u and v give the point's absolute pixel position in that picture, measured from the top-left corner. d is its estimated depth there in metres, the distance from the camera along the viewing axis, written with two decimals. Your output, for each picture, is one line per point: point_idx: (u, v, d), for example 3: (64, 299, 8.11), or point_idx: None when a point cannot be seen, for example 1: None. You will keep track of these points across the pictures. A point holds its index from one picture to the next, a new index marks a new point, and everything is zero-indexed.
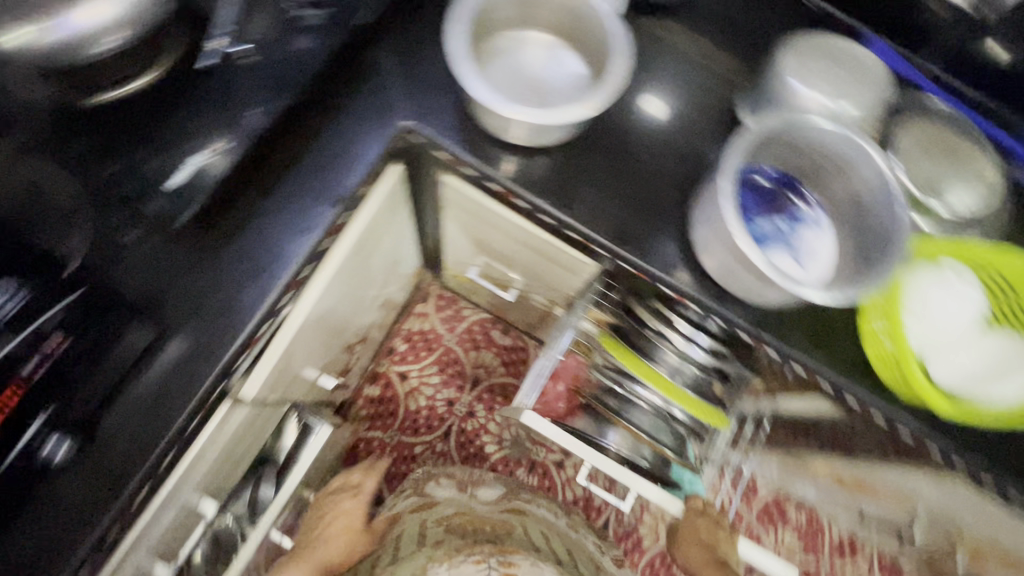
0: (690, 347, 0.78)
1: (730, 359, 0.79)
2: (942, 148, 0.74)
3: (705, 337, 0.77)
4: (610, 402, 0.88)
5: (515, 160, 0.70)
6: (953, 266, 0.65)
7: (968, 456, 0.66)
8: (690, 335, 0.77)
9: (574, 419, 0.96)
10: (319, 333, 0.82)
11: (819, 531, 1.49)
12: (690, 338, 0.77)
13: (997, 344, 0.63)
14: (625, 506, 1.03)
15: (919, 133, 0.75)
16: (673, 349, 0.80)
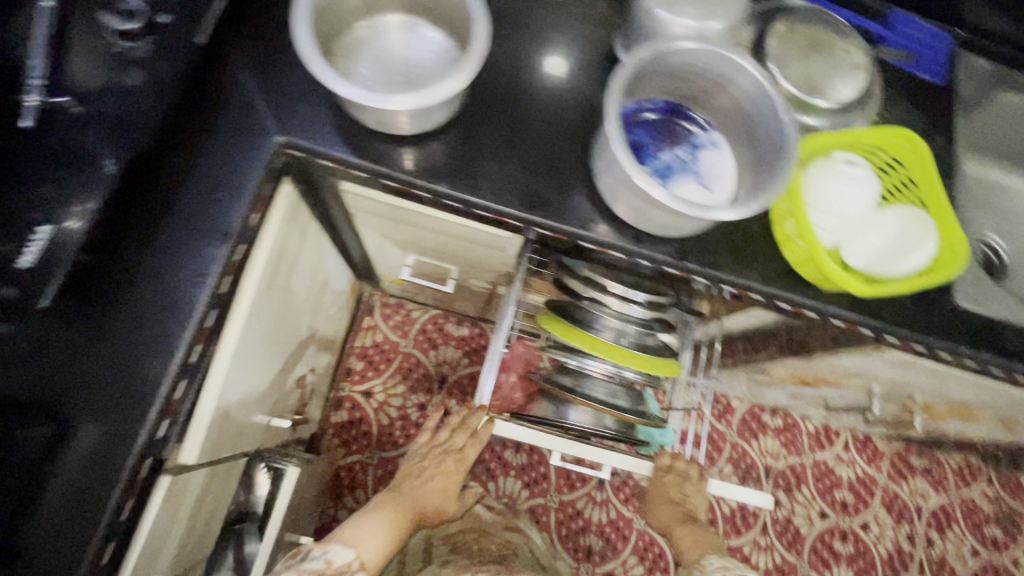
0: (629, 307, 0.77)
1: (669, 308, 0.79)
2: (809, 43, 0.78)
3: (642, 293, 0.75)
4: (564, 380, 0.84)
5: (406, 151, 0.67)
6: (844, 155, 0.68)
7: (898, 326, 0.70)
8: (624, 295, 0.76)
9: (533, 404, 0.90)
10: (254, 379, 0.78)
11: (798, 430, 1.56)
12: (627, 298, 0.76)
13: (894, 217, 0.66)
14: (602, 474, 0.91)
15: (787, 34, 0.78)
16: (610, 313, 0.78)
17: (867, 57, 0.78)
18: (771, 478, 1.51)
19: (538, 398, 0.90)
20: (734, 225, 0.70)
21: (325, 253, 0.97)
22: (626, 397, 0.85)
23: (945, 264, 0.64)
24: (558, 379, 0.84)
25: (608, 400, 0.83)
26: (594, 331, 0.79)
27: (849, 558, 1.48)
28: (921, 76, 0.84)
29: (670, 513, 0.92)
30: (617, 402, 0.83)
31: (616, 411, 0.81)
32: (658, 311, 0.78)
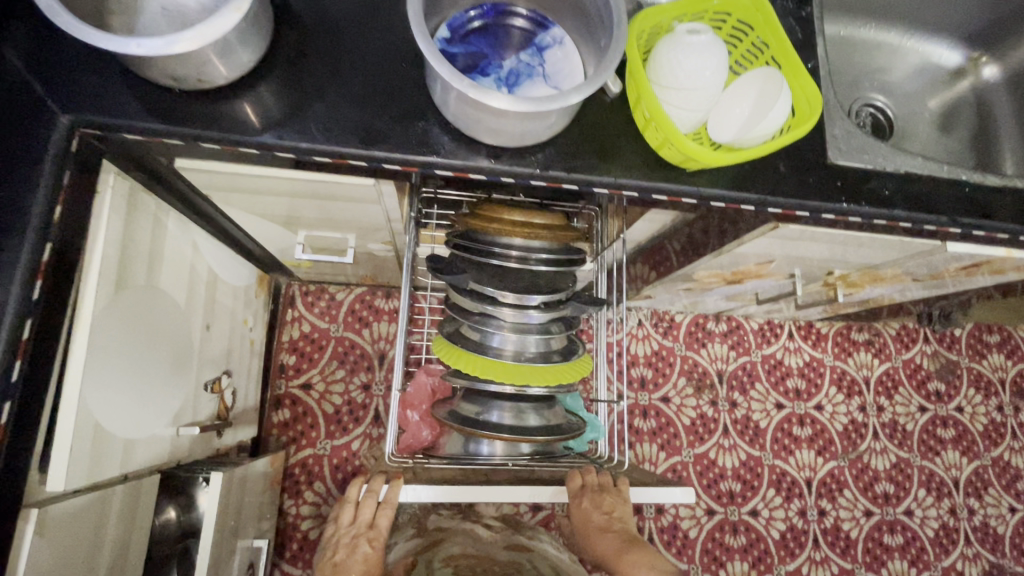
0: (524, 314, 0.79)
1: (565, 304, 0.81)
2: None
3: (536, 296, 0.77)
4: (467, 412, 0.81)
5: (224, 107, 0.61)
6: (689, 25, 0.64)
7: (777, 194, 0.69)
8: (517, 301, 0.78)
9: (444, 442, 0.86)
10: (133, 389, 0.72)
11: (743, 331, 1.58)
12: (520, 306, 0.79)
13: (742, 86, 0.65)
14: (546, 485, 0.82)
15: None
16: (505, 321, 0.80)
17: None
18: (725, 382, 1.54)
19: (446, 435, 0.87)
20: (595, 121, 0.67)
21: (198, 243, 0.89)
22: (536, 414, 0.82)
23: (801, 124, 0.63)
24: (461, 412, 0.81)
25: (515, 423, 0.80)
26: (491, 351, 0.79)
27: (808, 440, 1.54)
28: None
29: (611, 543, 0.83)
30: (527, 422, 0.80)
31: (525, 436, 0.78)
32: (551, 315, 0.80)
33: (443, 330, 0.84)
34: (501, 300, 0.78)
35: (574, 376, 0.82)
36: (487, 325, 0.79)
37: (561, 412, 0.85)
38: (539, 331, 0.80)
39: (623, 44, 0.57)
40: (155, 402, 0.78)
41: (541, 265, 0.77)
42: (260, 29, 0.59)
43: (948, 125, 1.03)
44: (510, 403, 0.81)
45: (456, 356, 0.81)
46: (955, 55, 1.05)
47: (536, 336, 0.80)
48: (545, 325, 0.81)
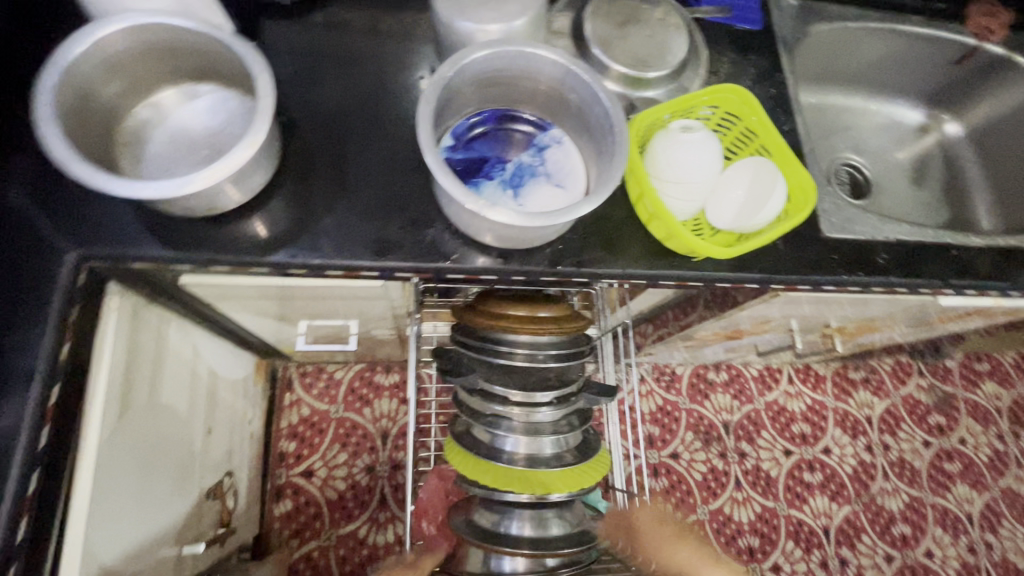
0: (536, 412, 0.81)
1: (576, 398, 0.84)
2: (620, 21, 0.77)
3: (546, 393, 0.80)
4: (485, 523, 0.80)
5: (235, 227, 0.61)
6: (682, 121, 0.67)
7: (778, 272, 0.71)
8: (529, 400, 0.80)
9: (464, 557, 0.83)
10: (135, 516, 0.69)
11: (743, 379, 1.59)
12: (531, 404, 0.81)
13: (738, 171, 0.67)
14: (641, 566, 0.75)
15: (598, 12, 0.77)
16: (517, 420, 0.81)
17: (668, 16, 0.79)
18: (732, 432, 1.53)
19: (463, 548, 0.83)
20: (600, 213, 0.69)
21: (198, 346, 0.88)
22: (559, 520, 0.80)
23: (799, 210, 0.65)
24: (480, 524, 0.80)
25: (536, 534, 0.78)
26: (505, 457, 0.80)
27: (820, 486, 1.52)
28: (740, 27, 0.87)
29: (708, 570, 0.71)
30: (549, 532, 0.79)
31: (548, 550, 0.76)
32: (563, 410, 0.83)
33: (454, 431, 0.85)
34: (512, 401, 0.80)
35: (594, 476, 0.82)
36: (499, 428, 0.80)
37: (581, 510, 0.84)
38: (553, 431, 0.82)
39: (626, 151, 0.59)
40: (158, 525, 0.74)
41: (550, 360, 0.81)
42: (266, 153, 0.60)
43: (920, 178, 1.09)
44: (530, 512, 0.79)
45: (470, 464, 0.81)
46: (916, 113, 1.11)
47: (551, 436, 0.81)
48: (557, 422, 0.83)
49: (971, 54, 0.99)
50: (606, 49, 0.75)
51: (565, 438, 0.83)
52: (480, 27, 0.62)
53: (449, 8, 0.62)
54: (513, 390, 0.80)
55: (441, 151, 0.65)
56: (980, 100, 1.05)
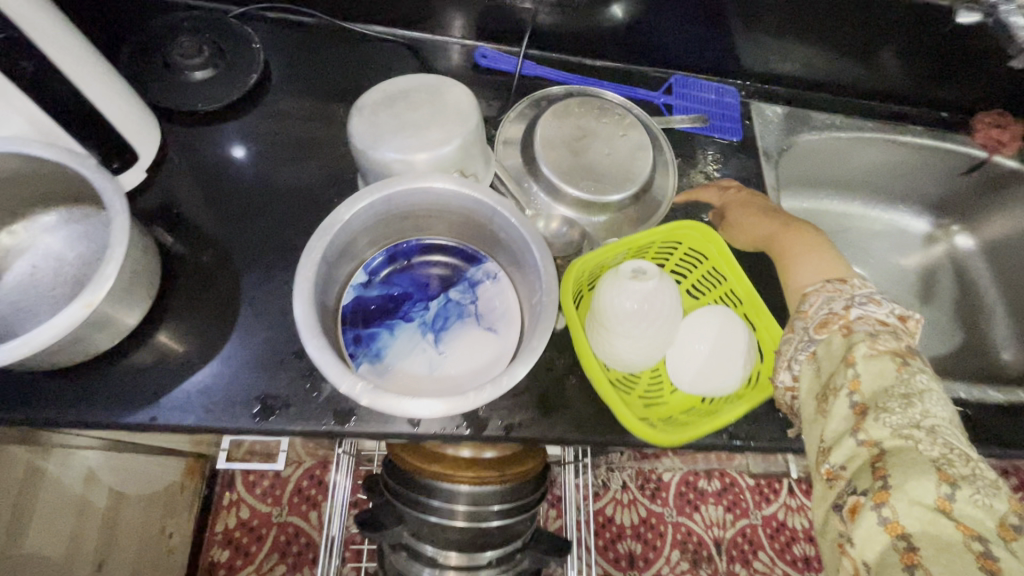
0: (474, 571, 0.74)
1: (519, 551, 0.76)
2: (576, 135, 0.68)
3: (486, 553, 0.73)
4: None
5: (93, 377, 0.52)
6: (635, 263, 0.57)
7: (751, 438, 0.59)
8: (466, 557, 0.73)
9: None
10: None
11: (739, 488, 1.41)
12: (469, 562, 0.74)
13: (697, 329, 0.57)
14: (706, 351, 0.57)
15: (551, 124, 0.68)
16: None
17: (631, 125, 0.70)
18: (724, 553, 1.34)
19: None
20: (538, 362, 0.58)
21: (93, 468, 0.78)
22: None
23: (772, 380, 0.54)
24: None
25: None
26: None
27: None
28: (717, 136, 0.78)
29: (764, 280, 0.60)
30: None
31: None
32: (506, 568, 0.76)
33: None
34: (446, 556, 0.74)
35: None
36: None
37: None
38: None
39: (555, 312, 0.50)
40: None
41: (493, 517, 0.71)
42: (134, 292, 0.51)
43: (929, 294, 0.97)
44: None
45: None
46: (921, 222, 1.00)
47: None
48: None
49: (978, 167, 0.90)
50: (559, 171, 0.66)
51: None
52: (399, 156, 0.54)
53: (364, 134, 0.54)
54: (451, 552, 0.73)
55: (351, 289, 0.56)
56: (994, 212, 0.94)
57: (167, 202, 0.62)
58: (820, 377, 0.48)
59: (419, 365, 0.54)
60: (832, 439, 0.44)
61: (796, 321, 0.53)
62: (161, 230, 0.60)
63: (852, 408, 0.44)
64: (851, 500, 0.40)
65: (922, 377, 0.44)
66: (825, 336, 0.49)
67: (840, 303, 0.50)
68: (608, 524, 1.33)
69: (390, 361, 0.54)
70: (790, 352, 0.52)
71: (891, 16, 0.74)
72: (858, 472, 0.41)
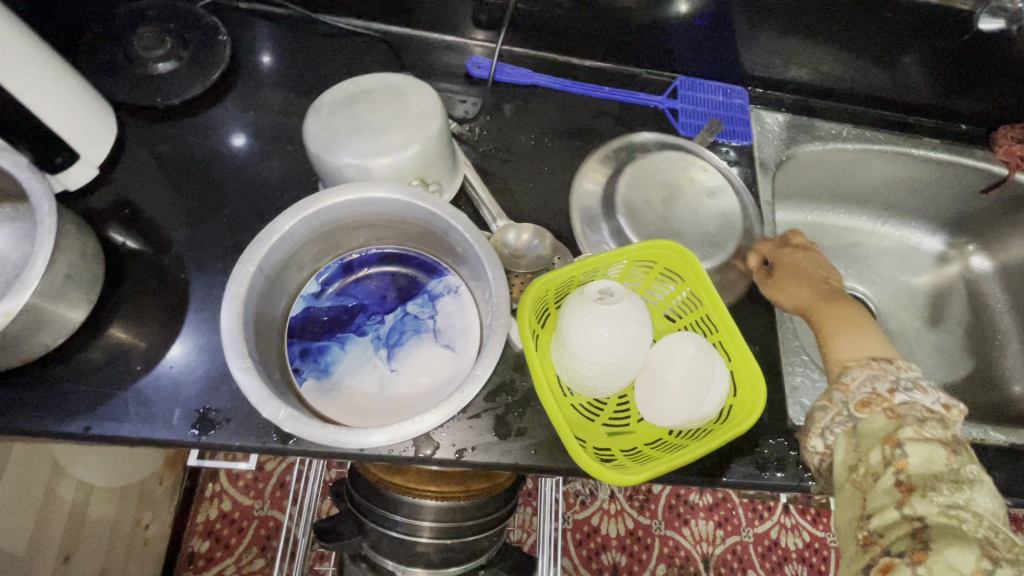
0: None
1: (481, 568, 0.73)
2: (660, 193, 0.68)
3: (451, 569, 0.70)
4: None
5: (30, 381, 0.50)
6: (602, 284, 0.53)
7: (724, 474, 0.55)
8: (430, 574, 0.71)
9: None
10: None
11: (731, 504, 1.36)
12: None
13: (668, 356, 0.53)
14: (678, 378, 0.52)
15: (635, 178, 0.68)
16: None
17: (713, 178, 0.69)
18: (712, 569, 1.29)
19: None
20: (495, 385, 0.55)
21: (61, 461, 0.78)
22: None
23: (747, 413, 0.50)
24: None
25: None
26: None
27: None
28: (730, 142, 0.74)
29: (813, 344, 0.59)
30: None
31: None
32: None
33: None
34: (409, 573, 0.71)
35: None
36: None
37: None
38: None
39: (506, 336, 0.47)
40: None
41: (457, 535, 0.68)
42: (69, 293, 0.50)
43: (939, 317, 0.91)
44: None
45: None
46: (934, 240, 0.93)
47: None
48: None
49: (997, 186, 0.83)
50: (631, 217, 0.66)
51: None
52: (355, 161, 0.51)
53: (319, 136, 0.52)
54: (416, 569, 0.70)
55: (301, 300, 0.54)
56: (1013, 233, 0.87)
57: (122, 198, 0.60)
58: (856, 450, 0.47)
59: (364, 385, 0.51)
60: (873, 506, 0.43)
61: (833, 391, 0.52)
62: (113, 229, 0.58)
63: (896, 485, 0.43)
64: (884, 559, 0.40)
65: (971, 469, 0.43)
66: (865, 415, 0.48)
67: (885, 384, 0.49)
68: (593, 535, 1.30)
69: (338, 378, 0.51)
70: (824, 420, 0.50)
71: (900, 22, 0.69)
72: (898, 539, 0.40)
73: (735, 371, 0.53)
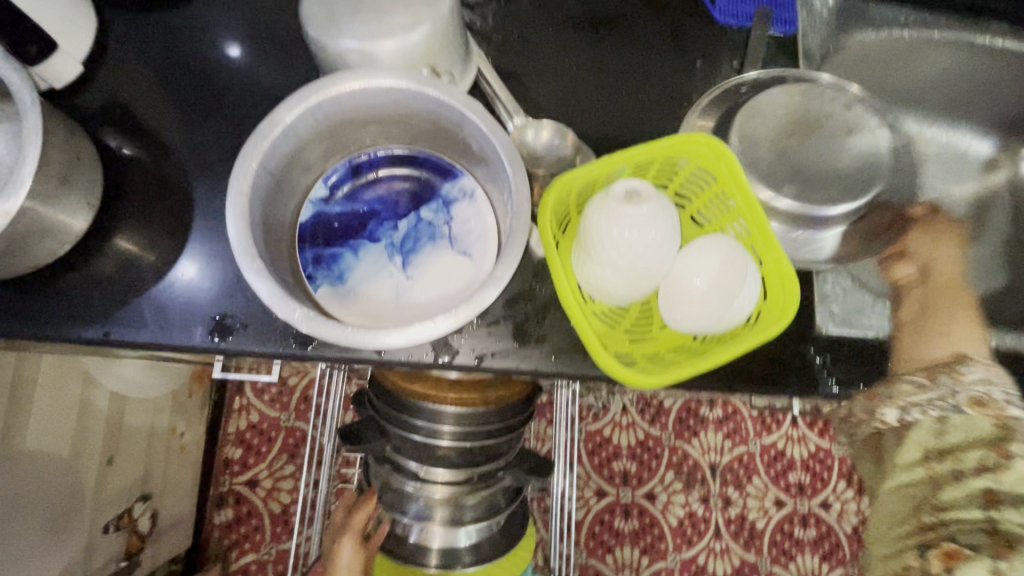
0: (458, 492, 0.72)
1: (501, 474, 0.74)
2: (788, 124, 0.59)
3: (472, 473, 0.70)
4: None
5: (43, 288, 0.50)
6: (629, 183, 0.49)
7: (745, 379, 0.55)
8: (451, 479, 0.71)
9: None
10: None
11: (741, 417, 1.39)
12: (455, 483, 0.72)
13: (696, 261, 0.50)
14: (707, 284, 0.49)
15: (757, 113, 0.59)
16: (440, 500, 0.73)
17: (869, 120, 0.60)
18: (718, 477, 1.35)
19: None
20: (514, 292, 0.54)
21: (91, 374, 0.80)
22: None
23: (779, 317, 0.48)
24: None
25: None
26: (421, 547, 0.75)
27: (812, 544, 1.33)
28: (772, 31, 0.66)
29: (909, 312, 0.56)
30: None
31: None
32: (486, 490, 0.74)
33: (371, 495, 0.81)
34: (430, 479, 0.72)
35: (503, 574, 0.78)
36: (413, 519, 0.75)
37: None
38: (475, 519, 0.75)
39: (526, 236, 0.44)
40: None
41: (479, 440, 0.70)
42: (67, 198, 0.48)
43: None
44: None
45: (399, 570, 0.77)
46: None
47: (471, 524, 0.74)
48: (483, 500, 0.75)
49: None
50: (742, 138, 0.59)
51: (488, 524, 0.77)
52: (358, 46, 0.46)
53: (317, 18, 0.46)
54: (438, 470, 0.70)
55: (310, 205, 0.51)
56: None
57: (112, 99, 0.56)
58: (941, 437, 0.46)
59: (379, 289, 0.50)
60: (948, 500, 0.45)
61: (941, 376, 0.49)
62: (106, 133, 0.55)
63: (984, 491, 0.44)
64: (947, 545, 0.43)
65: None
66: (973, 413, 0.46)
67: (998, 392, 0.47)
68: (605, 444, 1.35)
69: (352, 284, 0.50)
70: (911, 397, 0.49)
71: None
72: (968, 532, 0.43)
73: (770, 276, 0.50)
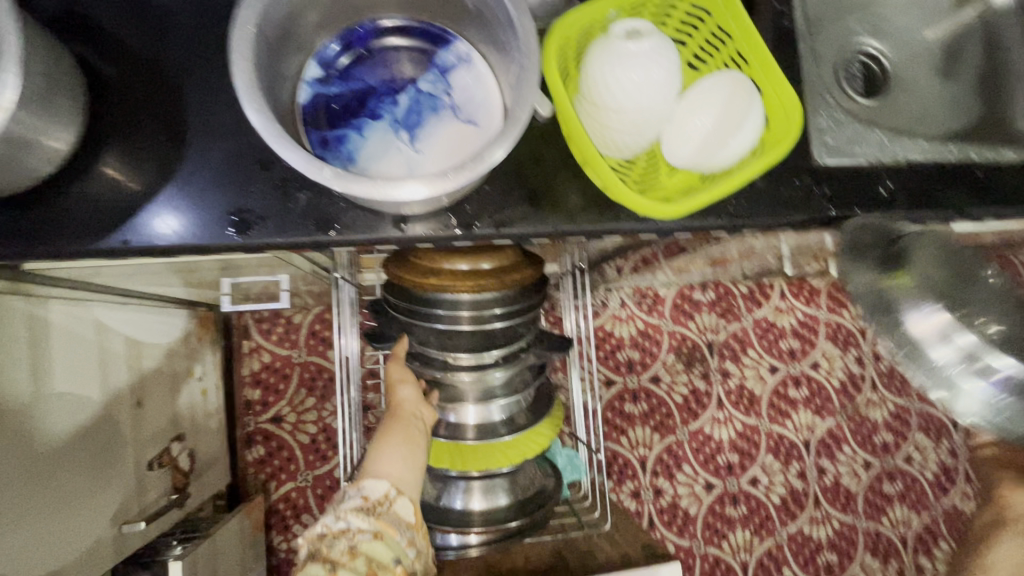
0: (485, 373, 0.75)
1: (523, 352, 0.76)
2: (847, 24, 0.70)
3: (494, 352, 0.72)
4: (427, 496, 0.84)
5: (48, 207, 0.49)
6: (629, 25, 0.50)
7: (751, 215, 0.57)
8: (478, 360, 0.73)
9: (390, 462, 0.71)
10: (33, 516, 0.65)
11: (732, 296, 1.45)
12: (479, 366, 0.74)
13: (698, 101, 0.52)
14: (710, 120, 0.51)
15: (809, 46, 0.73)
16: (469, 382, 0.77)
17: (1008, 280, 0.48)
18: (715, 353, 1.43)
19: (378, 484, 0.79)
20: (523, 159, 0.54)
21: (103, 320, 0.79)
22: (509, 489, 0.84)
23: (785, 137, 0.50)
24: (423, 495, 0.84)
25: (489, 507, 0.82)
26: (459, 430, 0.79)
27: (805, 401, 1.44)
28: None
29: None
30: (498, 500, 0.83)
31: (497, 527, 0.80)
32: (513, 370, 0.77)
33: None
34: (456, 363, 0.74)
35: (541, 442, 0.82)
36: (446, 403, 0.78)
37: (533, 471, 0.87)
38: (506, 393, 0.79)
39: (537, 79, 0.44)
40: (67, 515, 0.70)
41: (497, 320, 0.71)
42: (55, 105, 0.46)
43: None
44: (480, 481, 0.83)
45: (445, 452, 0.81)
46: None
47: (501, 402, 0.78)
48: (510, 379, 0.79)
49: None
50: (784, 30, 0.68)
51: (516, 401, 0.80)
52: None
53: None
54: (463, 354, 0.73)
55: (307, 86, 0.50)
56: None
57: (71, 6, 0.53)
58: None
59: (393, 161, 0.49)
60: None
61: None
62: (73, 41, 0.52)
63: None
64: None
65: None
66: None
67: None
68: (608, 338, 1.41)
69: (361, 159, 0.49)
70: None
71: None
72: None
73: (774, 103, 0.52)
